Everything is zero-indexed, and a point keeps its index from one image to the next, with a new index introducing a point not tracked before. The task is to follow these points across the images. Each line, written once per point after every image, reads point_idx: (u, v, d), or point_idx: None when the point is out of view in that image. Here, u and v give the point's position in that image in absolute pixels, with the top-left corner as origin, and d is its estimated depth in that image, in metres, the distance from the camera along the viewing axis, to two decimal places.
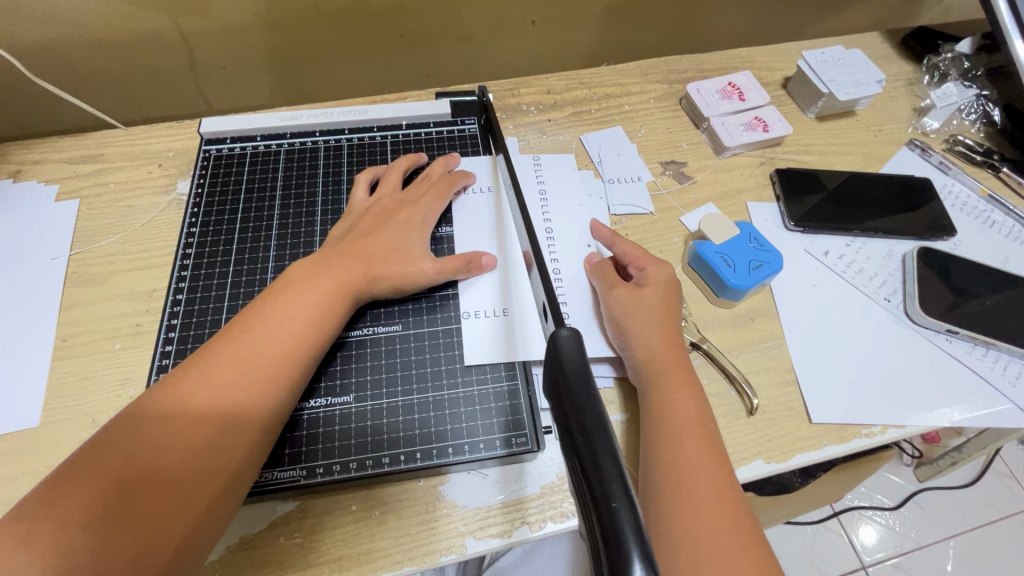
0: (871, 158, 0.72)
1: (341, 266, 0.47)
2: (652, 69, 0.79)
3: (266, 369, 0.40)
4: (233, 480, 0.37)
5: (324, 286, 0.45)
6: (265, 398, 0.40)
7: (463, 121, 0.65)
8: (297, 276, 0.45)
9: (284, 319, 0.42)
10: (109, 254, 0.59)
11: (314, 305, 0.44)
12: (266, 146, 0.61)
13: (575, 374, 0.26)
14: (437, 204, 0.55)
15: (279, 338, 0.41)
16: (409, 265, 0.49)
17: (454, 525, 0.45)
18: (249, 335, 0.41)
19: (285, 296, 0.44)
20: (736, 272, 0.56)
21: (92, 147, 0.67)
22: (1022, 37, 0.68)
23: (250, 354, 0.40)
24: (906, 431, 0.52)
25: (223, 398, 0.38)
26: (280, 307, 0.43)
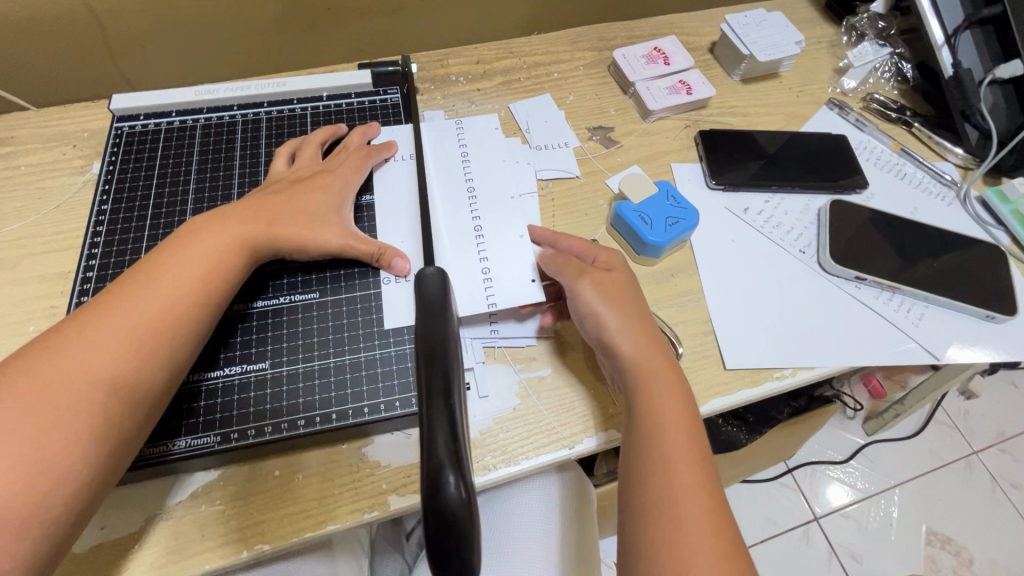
0: (792, 118, 0.74)
1: (244, 226, 0.46)
2: (582, 37, 0.80)
3: (161, 325, 0.40)
4: (127, 431, 0.38)
5: (225, 245, 0.45)
6: (163, 356, 0.40)
7: (386, 91, 0.65)
8: (195, 232, 0.45)
9: (179, 276, 0.42)
10: (21, 237, 0.57)
11: (214, 265, 0.44)
12: (181, 121, 0.60)
13: (430, 309, 0.27)
14: (355, 174, 0.55)
15: (175, 295, 0.42)
16: (319, 231, 0.49)
17: (377, 484, 0.46)
18: (145, 294, 0.41)
19: (182, 254, 0.43)
20: (653, 229, 0.57)
21: (1, 129, 0.64)
22: (936, 16, 0.72)
23: (143, 311, 0.40)
24: (815, 373, 0.55)
25: (114, 354, 0.38)
26: (174, 263, 0.43)
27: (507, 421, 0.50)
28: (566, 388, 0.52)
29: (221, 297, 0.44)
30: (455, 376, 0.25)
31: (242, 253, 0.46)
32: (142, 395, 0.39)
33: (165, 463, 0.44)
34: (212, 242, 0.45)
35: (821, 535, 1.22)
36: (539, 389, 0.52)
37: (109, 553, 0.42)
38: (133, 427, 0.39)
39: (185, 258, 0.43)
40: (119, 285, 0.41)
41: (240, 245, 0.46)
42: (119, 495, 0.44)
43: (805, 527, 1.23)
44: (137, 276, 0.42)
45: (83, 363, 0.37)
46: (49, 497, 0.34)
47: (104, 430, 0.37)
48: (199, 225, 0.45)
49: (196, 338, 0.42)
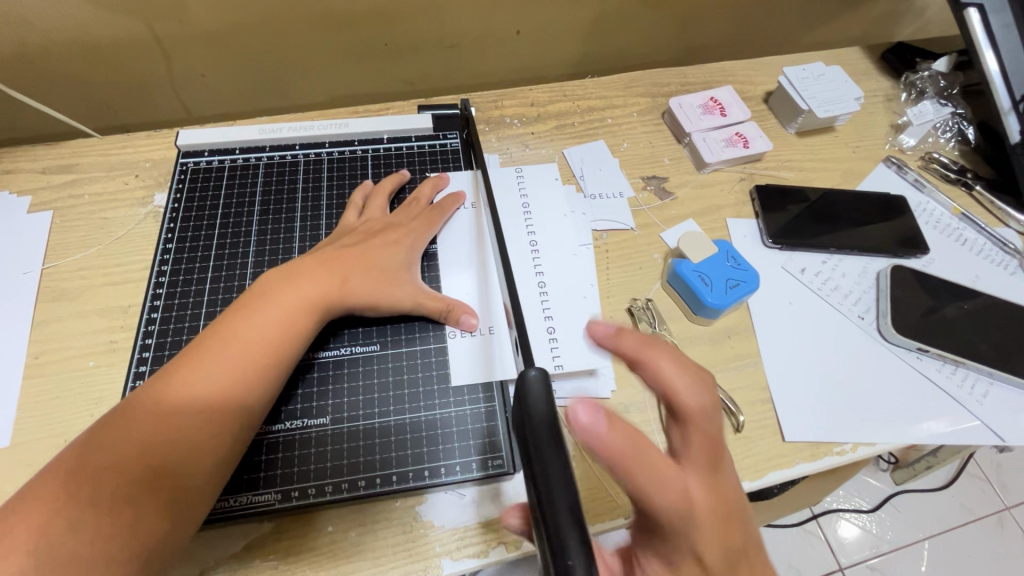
0: (849, 175, 0.73)
1: (315, 282, 0.47)
2: (636, 82, 0.80)
3: (233, 387, 0.41)
4: (197, 490, 0.38)
5: (295, 300, 0.45)
6: (233, 409, 0.41)
7: (446, 135, 0.65)
8: (267, 287, 0.46)
9: (248, 335, 0.43)
10: (84, 268, 0.58)
11: (282, 320, 0.44)
12: (245, 158, 0.61)
13: (541, 421, 0.27)
14: (425, 229, 0.55)
15: (246, 356, 0.42)
16: (395, 289, 0.50)
17: (430, 545, 0.45)
18: (219, 350, 0.42)
19: (253, 310, 0.44)
20: (713, 291, 0.57)
21: (67, 157, 0.66)
22: (993, 49, 0.69)
23: (215, 373, 0.41)
24: (877, 449, 0.54)
25: (187, 418, 0.39)
26: (246, 324, 0.43)
27: None
28: None
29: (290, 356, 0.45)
30: (575, 499, 0.25)
31: (316, 310, 0.46)
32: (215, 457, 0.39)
33: (225, 518, 0.44)
34: (284, 301, 0.45)
35: None
36: None
37: None
38: (204, 488, 0.39)
39: (257, 319, 0.44)
40: (194, 348, 0.42)
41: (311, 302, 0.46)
42: None
43: None
44: (209, 339, 0.43)
45: (161, 424, 0.38)
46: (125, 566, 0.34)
47: (176, 489, 0.37)
48: (273, 283, 0.46)
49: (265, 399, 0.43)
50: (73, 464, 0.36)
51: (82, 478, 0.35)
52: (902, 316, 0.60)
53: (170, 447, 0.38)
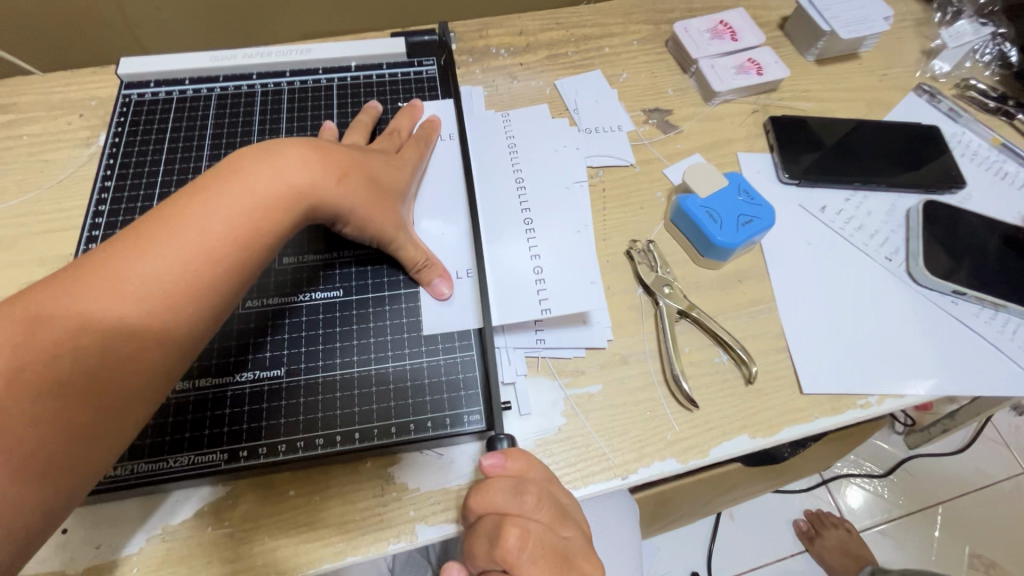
0: (875, 105, 0.65)
1: (297, 171, 0.37)
2: (636, 8, 0.71)
3: (181, 290, 0.32)
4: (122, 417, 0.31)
5: (277, 192, 0.36)
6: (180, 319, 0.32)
7: (421, 62, 0.58)
8: (250, 166, 0.36)
9: (210, 225, 0.33)
10: (20, 215, 0.52)
11: (257, 212, 0.35)
12: (195, 89, 0.54)
13: None
14: (413, 163, 0.50)
15: (199, 255, 0.32)
16: (390, 217, 0.44)
17: (404, 510, 0.41)
18: (178, 233, 0.32)
19: (224, 190, 0.34)
20: (723, 229, 0.50)
21: (3, 95, 0.59)
22: None
23: (155, 269, 0.31)
24: (905, 401, 0.48)
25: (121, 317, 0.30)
26: (205, 210, 0.33)
27: (552, 444, 0.44)
28: (621, 408, 0.46)
29: (256, 262, 0.35)
30: None
31: (294, 210, 0.37)
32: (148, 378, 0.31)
33: (167, 480, 0.39)
34: (256, 189, 0.35)
35: None
36: (589, 407, 0.45)
37: None
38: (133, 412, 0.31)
39: (219, 207, 0.34)
40: (136, 230, 0.32)
41: (289, 198, 0.36)
42: (118, 509, 0.40)
43: None
44: (155, 221, 0.33)
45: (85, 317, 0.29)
46: (22, 509, 0.27)
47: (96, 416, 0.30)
48: (248, 160, 0.36)
49: (219, 313, 0.34)
50: None
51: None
52: (936, 255, 0.54)
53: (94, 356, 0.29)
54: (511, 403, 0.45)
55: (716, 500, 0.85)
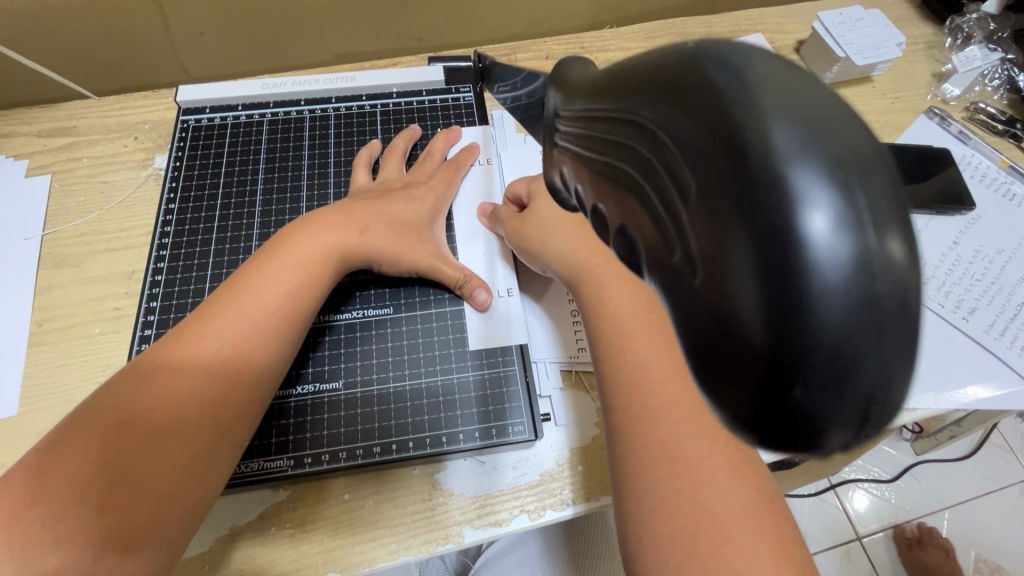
0: (887, 128, 0.68)
1: (323, 235, 0.45)
2: (657, 33, 0.75)
3: (251, 340, 0.39)
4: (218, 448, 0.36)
5: (313, 250, 0.44)
6: (256, 363, 0.39)
7: (458, 88, 0.62)
8: (288, 235, 0.45)
9: (266, 286, 0.41)
10: (84, 234, 0.56)
11: (301, 269, 0.43)
12: (248, 115, 0.58)
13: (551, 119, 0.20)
14: (445, 188, 0.54)
15: (261, 309, 0.40)
16: (418, 243, 0.49)
17: (451, 514, 0.44)
18: (247, 295, 0.40)
19: (273, 257, 0.42)
20: None
21: (63, 118, 0.63)
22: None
23: (228, 328, 0.38)
24: (917, 414, 0.51)
25: (207, 370, 0.36)
26: (255, 281, 0.41)
27: (588, 452, 0.47)
28: None
29: (306, 310, 0.43)
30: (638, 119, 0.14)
31: (327, 264, 0.44)
32: (224, 422, 0.36)
33: (238, 484, 0.43)
34: (294, 256, 0.43)
35: (863, 555, 1.18)
36: None
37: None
38: (225, 445, 0.37)
39: (265, 274, 0.41)
40: (203, 309, 0.40)
41: (321, 257, 0.44)
42: None
43: (847, 546, 1.18)
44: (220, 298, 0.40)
45: (179, 380, 0.36)
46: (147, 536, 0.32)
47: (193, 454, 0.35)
48: (278, 241, 0.44)
49: (275, 363, 0.40)
50: (78, 424, 0.33)
51: (69, 445, 0.32)
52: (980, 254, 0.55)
53: (188, 405, 0.35)
54: (548, 414, 0.48)
55: None
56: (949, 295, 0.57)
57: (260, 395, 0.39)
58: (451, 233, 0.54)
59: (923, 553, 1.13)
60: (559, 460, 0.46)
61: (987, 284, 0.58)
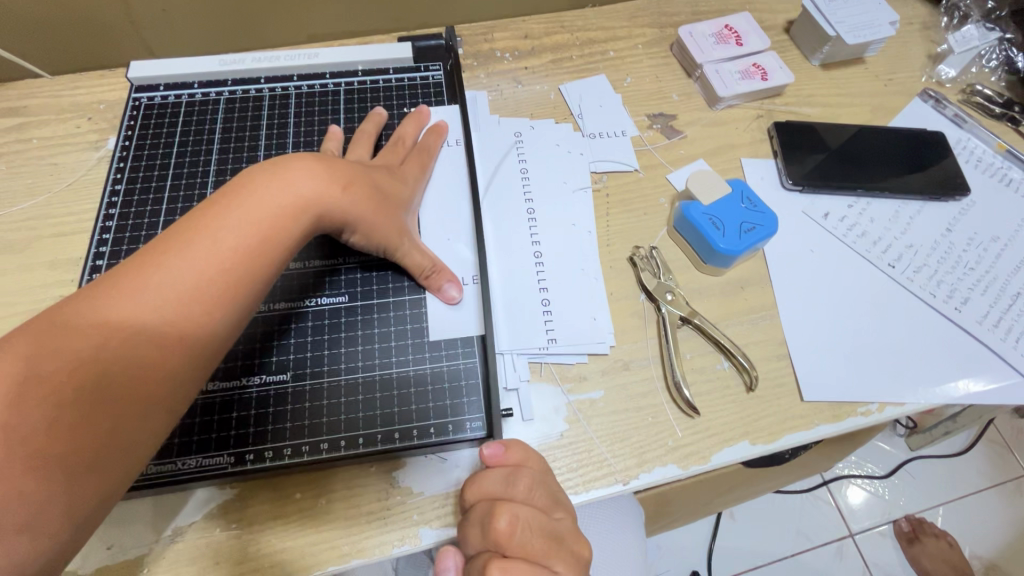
0: (880, 110, 0.65)
1: (301, 181, 0.39)
2: (641, 11, 0.71)
3: (199, 297, 0.33)
4: (147, 422, 0.32)
5: (285, 200, 0.38)
6: (204, 324, 0.34)
7: (428, 67, 0.59)
8: (261, 174, 0.38)
9: (226, 235, 0.35)
10: (31, 217, 0.53)
11: (269, 219, 0.37)
12: (204, 93, 0.55)
13: None
14: (418, 173, 0.51)
15: (217, 263, 0.34)
16: (394, 221, 0.45)
17: (409, 514, 0.42)
18: (206, 243, 0.34)
19: (238, 200, 0.37)
20: (726, 236, 0.50)
21: (14, 98, 0.60)
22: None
23: (176, 279, 0.33)
24: (905, 409, 0.48)
25: (144, 329, 0.31)
26: (218, 225, 0.35)
27: (555, 448, 0.44)
28: (624, 415, 0.46)
29: (272, 268, 0.37)
30: None
31: (300, 220, 0.38)
32: (158, 393, 0.32)
33: (176, 482, 0.41)
34: (264, 207, 0.37)
35: (855, 552, 1.15)
36: (591, 413, 0.46)
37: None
38: (158, 417, 0.32)
39: (230, 219, 0.36)
40: (152, 246, 0.34)
41: (293, 211, 0.38)
42: (128, 510, 0.41)
43: (840, 543, 1.15)
44: (174, 237, 0.35)
45: (109, 334, 0.31)
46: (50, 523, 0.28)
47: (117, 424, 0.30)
48: (250, 180, 0.38)
49: (230, 326, 0.35)
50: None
51: None
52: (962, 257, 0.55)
53: (117, 365, 0.30)
54: (511, 409, 0.46)
55: (716, 497, 0.86)
56: (942, 285, 0.54)
57: (209, 360, 0.34)
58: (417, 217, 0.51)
59: (921, 547, 1.10)
60: None
61: (982, 273, 0.55)
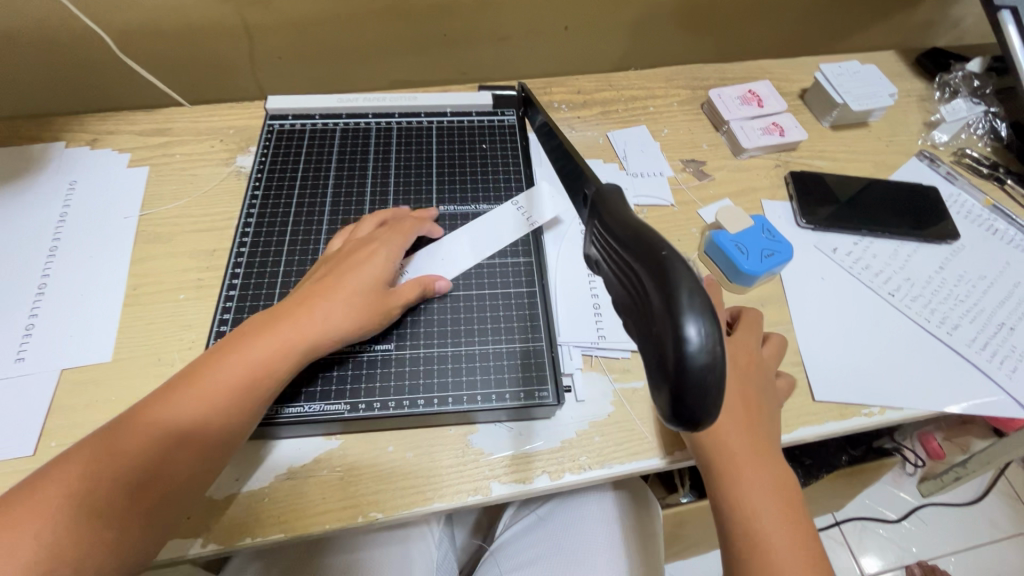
0: (882, 166, 0.76)
1: (305, 322, 0.46)
2: (677, 75, 0.84)
3: (216, 424, 0.42)
4: (164, 524, 0.40)
5: (280, 341, 0.45)
6: (218, 446, 0.42)
7: (504, 112, 0.71)
8: (268, 318, 0.46)
9: (235, 369, 0.43)
10: (174, 216, 0.65)
11: (268, 357, 0.45)
12: (323, 124, 0.67)
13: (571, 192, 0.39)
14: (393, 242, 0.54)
15: (227, 393, 0.43)
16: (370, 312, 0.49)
17: (481, 470, 0.50)
18: (222, 375, 0.43)
19: (247, 342, 0.45)
20: (749, 259, 0.60)
21: (161, 121, 0.73)
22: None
23: (197, 411, 0.42)
24: (903, 414, 0.56)
25: (175, 452, 0.40)
26: (221, 362, 0.44)
27: (602, 425, 0.53)
28: None
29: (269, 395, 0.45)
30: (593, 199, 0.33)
31: (295, 355, 0.46)
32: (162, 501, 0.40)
33: (300, 423, 0.49)
34: (263, 349, 0.45)
35: None
36: (633, 399, 0.54)
37: (244, 505, 0.47)
38: (171, 518, 0.41)
39: (241, 358, 0.44)
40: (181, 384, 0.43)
41: (291, 346, 0.45)
42: (253, 451, 0.50)
43: None
44: (198, 374, 0.43)
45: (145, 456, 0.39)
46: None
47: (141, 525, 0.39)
48: (251, 328, 0.46)
49: (234, 443, 0.43)
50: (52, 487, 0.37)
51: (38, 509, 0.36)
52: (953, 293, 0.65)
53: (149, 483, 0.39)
54: (569, 387, 0.55)
55: None
56: (935, 312, 0.63)
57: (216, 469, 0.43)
58: (467, 232, 0.60)
59: None
60: (576, 430, 0.52)
61: (971, 305, 0.64)
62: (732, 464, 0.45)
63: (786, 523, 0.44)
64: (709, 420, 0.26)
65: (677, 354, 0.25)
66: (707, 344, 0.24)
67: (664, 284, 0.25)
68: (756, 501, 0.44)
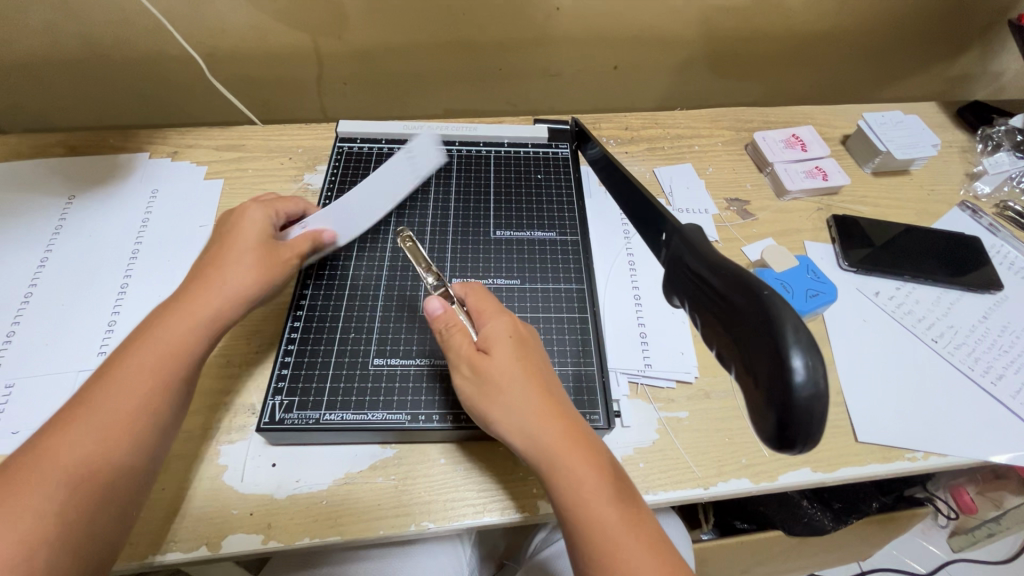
0: (924, 214, 0.77)
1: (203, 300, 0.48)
2: (721, 117, 0.88)
3: (134, 412, 0.42)
4: (100, 521, 0.39)
5: (181, 321, 0.46)
6: (137, 436, 0.42)
7: (557, 145, 0.75)
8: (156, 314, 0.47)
9: (139, 361, 0.44)
10: None
11: (172, 340, 0.45)
12: (389, 148, 0.72)
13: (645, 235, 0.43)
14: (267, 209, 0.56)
15: (140, 383, 0.43)
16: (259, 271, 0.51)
17: (529, 487, 0.52)
18: (125, 369, 0.43)
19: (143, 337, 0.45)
20: (794, 298, 0.62)
21: (236, 138, 0.78)
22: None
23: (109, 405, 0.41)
24: (947, 461, 0.56)
25: (91, 449, 0.40)
26: (134, 352, 0.44)
27: (648, 451, 0.54)
28: (706, 432, 0.56)
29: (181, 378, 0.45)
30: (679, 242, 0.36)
31: (197, 332, 0.47)
32: (108, 492, 0.40)
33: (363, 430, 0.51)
34: (169, 329, 0.46)
35: None
36: (678, 428, 0.56)
37: (304, 506, 0.50)
38: (110, 514, 0.40)
39: (140, 350, 0.44)
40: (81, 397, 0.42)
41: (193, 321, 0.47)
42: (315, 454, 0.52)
43: None
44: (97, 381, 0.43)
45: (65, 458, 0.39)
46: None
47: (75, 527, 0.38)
48: (150, 319, 0.47)
49: (155, 433, 0.43)
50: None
51: None
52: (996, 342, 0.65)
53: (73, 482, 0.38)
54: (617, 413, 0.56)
55: (760, 559, 0.90)
56: (979, 361, 0.63)
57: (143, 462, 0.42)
58: (522, 259, 0.63)
59: None
60: (624, 454, 0.53)
61: (1015, 356, 0.64)
62: (553, 461, 0.42)
63: (616, 509, 0.41)
64: (805, 446, 0.28)
65: (783, 383, 0.27)
66: (811, 377, 0.27)
67: (770, 323, 0.28)
68: (584, 489, 0.41)
